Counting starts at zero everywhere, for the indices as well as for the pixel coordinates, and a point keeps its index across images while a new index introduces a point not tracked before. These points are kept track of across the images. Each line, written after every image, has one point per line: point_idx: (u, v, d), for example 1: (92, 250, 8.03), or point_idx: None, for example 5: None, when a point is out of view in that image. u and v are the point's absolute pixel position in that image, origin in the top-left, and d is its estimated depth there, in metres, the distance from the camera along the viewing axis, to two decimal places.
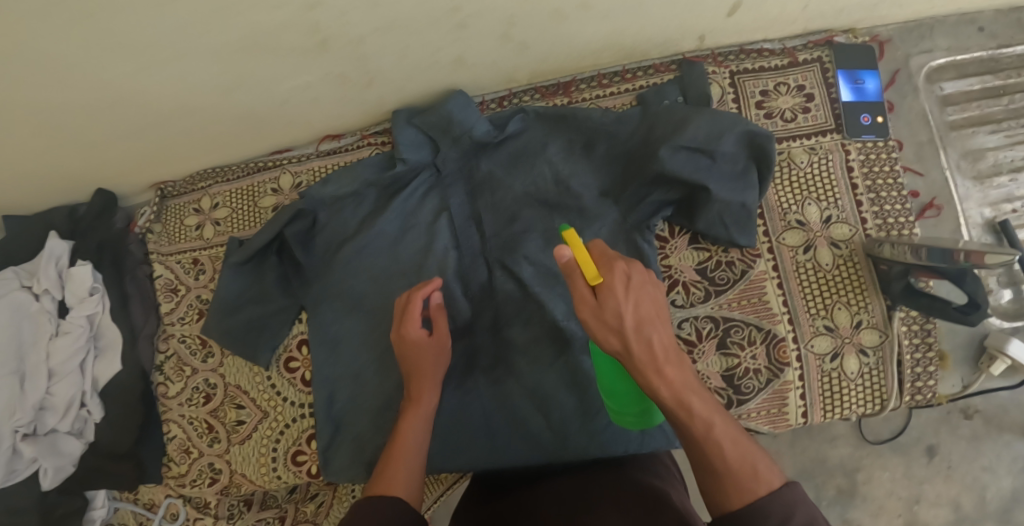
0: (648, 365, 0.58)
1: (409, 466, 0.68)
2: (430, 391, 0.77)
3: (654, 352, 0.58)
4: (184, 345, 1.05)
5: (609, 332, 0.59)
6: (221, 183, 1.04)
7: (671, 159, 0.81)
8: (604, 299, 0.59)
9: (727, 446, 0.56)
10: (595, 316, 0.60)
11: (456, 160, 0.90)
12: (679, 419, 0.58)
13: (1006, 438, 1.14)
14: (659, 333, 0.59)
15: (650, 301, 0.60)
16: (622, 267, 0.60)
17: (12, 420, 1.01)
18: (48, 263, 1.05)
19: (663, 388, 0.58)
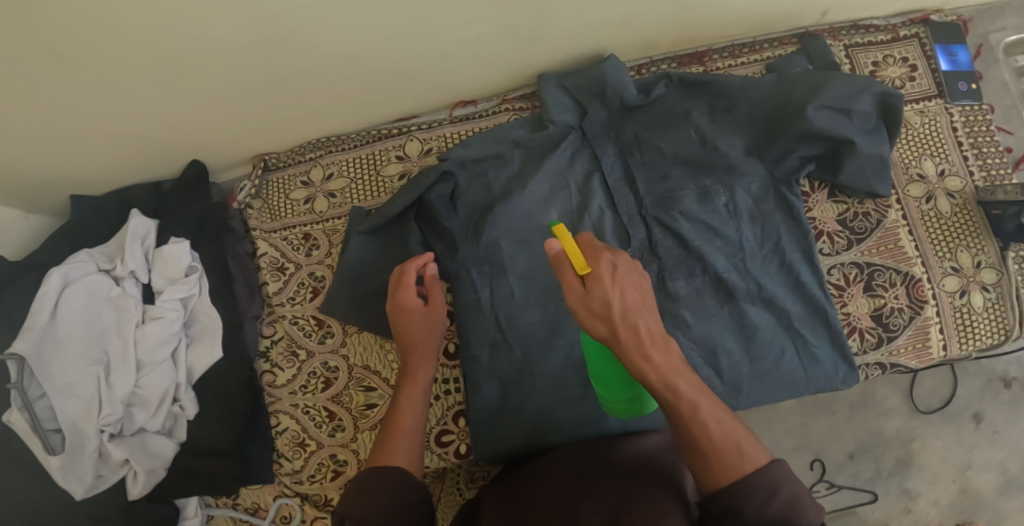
0: (638, 349, 0.60)
1: (409, 437, 0.66)
2: (425, 364, 0.73)
3: (640, 339, 0.60)
4: (297, 327, 0.97)
5: (597, 318, 0.61)
6: (335, 153, 0.99)
7: (816, 116, 0.86)
8: (592, 289, 0.61)
9: (712, 427, 0.58)
10: (583, 306, 0.61)
11: (604, 122, 0.93)
12: (665, 401, 0.59)
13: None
14: (646, 320, 0.60)
15: (635, 291, 0.61)
16: (611, 259, 0.61)
17: (98, 418, 0.89)
18: (134, 243, 0.95)
19: (651, 371, 0.59)
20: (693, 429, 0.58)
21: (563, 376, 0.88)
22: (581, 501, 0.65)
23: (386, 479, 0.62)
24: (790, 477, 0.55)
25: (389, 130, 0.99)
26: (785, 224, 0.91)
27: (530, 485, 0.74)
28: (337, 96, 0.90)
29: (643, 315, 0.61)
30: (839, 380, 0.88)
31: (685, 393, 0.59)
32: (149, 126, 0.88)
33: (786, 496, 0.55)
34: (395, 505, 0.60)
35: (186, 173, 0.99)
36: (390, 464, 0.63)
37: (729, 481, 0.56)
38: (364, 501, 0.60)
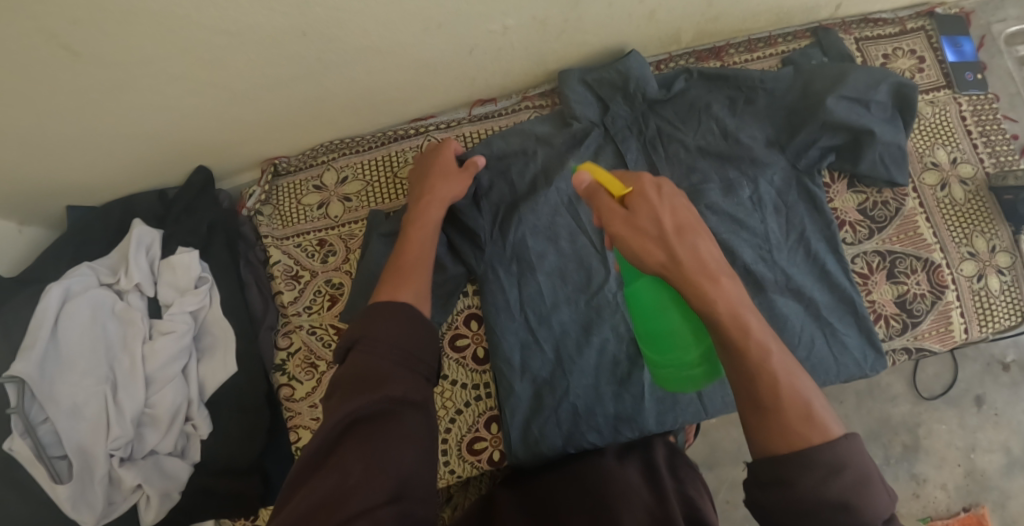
0: (696, 270, 0.59)
1: (419, 275, 0.71)
2: (437, 209, 0.79)
3: (701, 262, 0.60)
4: (315, 337, 0.93)
5: (650, 239, 0.61)
6: (350, 155, 0.96)
7: (836, 107, 0.88)
8: (637, 208, 0.62)
9: (782, 376, 0.56)
10: (630, 226, 0.61)
11: (627, 118, 0.93)
12: (734, 339, 0.57)
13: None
14: (700, 239, 0.61)
15: (685, 211, 0.63)
16: (653, 178, 0.64)
17: (107, 442, 0.84)
18: (139, 254, 0.91)
19: (717, 296, 0.58)
20: (757, 372, 0.56)
21: (598, 375, 0.87)
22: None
23: (399, 308, 0.63)
24: (860, 454, 0.52)
25: (406, 130, 0.96)
26: (808, 215, 0.91)
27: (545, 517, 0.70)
28: (356, 92, 0.88)
29: (699, 238, 0.62)
30: (868, 366, 0.89)
31: (750, 323, 0.58)
32: (158, 125, 0.84)
33: (852, 475, 0.52)
34: (411, 338, 0.61)
35: (193, 179, 0.95)
36: (398, 293, 0.66)
37: (789, 444, 0.54)
38: (379, 324, 0.61)
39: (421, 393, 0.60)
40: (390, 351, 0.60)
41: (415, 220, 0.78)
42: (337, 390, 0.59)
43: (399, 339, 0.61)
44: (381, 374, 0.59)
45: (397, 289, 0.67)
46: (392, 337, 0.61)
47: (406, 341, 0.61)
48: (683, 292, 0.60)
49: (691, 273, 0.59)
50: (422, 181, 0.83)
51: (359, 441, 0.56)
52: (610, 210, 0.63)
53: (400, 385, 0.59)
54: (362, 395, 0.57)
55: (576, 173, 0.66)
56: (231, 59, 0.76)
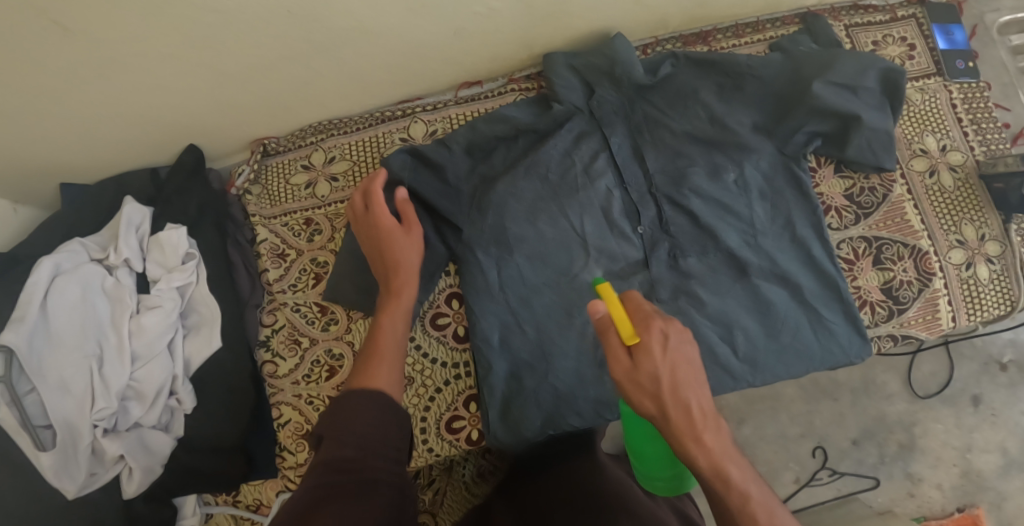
0: (687, 428, 0.62)
1: (392, 360, 0.70)
2: (409, 284, 0.81)
3: (694, 420, 0.62)
4: (299, 314, 0.94)
5: (646, 395, 0.63)
6: (338, 136, 0.97)
7: (824, 92, 0.88)
8: (639, 363, 0.62)
9: (761, 520, 0.61)
10: (630, 381, 0.63)
11: (614, 102, 0.91)
12: (717, 489, 0.63)
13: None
14: (696, 397, 0.62)
15: (687, 362, 0.63)
16: (661, 327, 0.63)
17: (91, 413, 0.85)
18: (129, 231, 0.92)
19: (701, 455, 0.62)
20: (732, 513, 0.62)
21: (580, 357, 0.86)
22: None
23: (374, 397, 0.62)
24: None
25: (393, 112, 0.97)
26: (796, 200, 0.89)
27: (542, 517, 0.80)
28: (345, 73, 0.89)
29: (693, 391, 0.63)
30: (854, 353, 0.87)
31: (730, 474, 0.62)
32: (149, 105, 0.86)
33: None
34: (385, 420, 0.61)
35: (184, 159, 0.95)
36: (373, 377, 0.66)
37: None
38: (346, 417, 0.60)
39: (400, 474, 0.59)
40: (363, 431, 0.59)
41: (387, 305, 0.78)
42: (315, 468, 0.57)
43: (372, 431, 0.59)
44: (358, 457, 0.58)
45: (373, 376, 0.66)
46: (362, 431, 0.59)
47: (379, 433, 0.60)
48: (673, 442, 0.64)
49: (680, 430, 0.62)
50: (385, 257, 0.83)
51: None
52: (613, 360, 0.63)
53: (379, 469, 0.58)
54: (342, 476, 0.56)
55: (591, 304, 0.66)
56: (220, 39, 0.77)
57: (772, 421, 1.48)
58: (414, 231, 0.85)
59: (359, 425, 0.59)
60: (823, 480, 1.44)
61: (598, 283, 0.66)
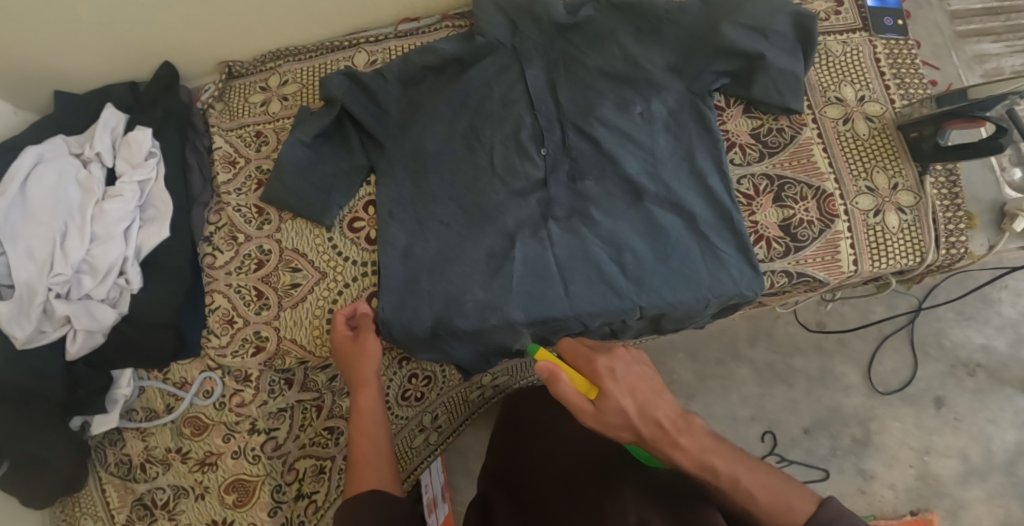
0: (665, 439, 0.72)
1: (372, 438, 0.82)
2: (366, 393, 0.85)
3: (664, 430, 0.72)
4: (239, 214, 1.03)
5: (622, 429, 0.73)
6: (293, 62, 1.09)
7: (732, 32, 0.90)
8: (603, 407, 0.73)
9: (759, 493, 0.70)
10: (600, 421, 0.74)
11: (537, 39, 0.97)
12: (709, 477, 0.72)
13: (1008, 392, 1.50)
14: (662, 411, 0.73)
15: (642, 386, 0.75)
16: (607, 367, 0.75)
17: (48, 277, 0.94)
18: (104, 131, 1.04)
19: (683, 460, 0.72)
20: (735, 498, 0.71)
21: (475, 264, 0.91)
22: (602, 504, 0.74)
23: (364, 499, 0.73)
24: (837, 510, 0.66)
25: (342, 42, 1.07)
26: (698, 134, 0.92)
27: (552, 501, 0.81)
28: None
29: (659, 407, 0.74)
30: (743, 285, 0.87)
31: (710, 464, 0.71)
32: (122, 13, 0.98)
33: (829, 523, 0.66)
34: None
35: (160, 74, 1.08)
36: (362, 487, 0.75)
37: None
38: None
39: None
40: None
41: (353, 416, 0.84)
42: None
43: None
44: None
45: (361, 479, 0.76)
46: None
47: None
48: (659, 455, 0.73)
49: (661, 443, 0.72)
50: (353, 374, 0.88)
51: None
52: (586, 411, 0.73)
53: None
54: None
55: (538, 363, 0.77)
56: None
57: (722, 401, 1.52)
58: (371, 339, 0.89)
59: None
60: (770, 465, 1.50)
61: (536, 348, 0.78)
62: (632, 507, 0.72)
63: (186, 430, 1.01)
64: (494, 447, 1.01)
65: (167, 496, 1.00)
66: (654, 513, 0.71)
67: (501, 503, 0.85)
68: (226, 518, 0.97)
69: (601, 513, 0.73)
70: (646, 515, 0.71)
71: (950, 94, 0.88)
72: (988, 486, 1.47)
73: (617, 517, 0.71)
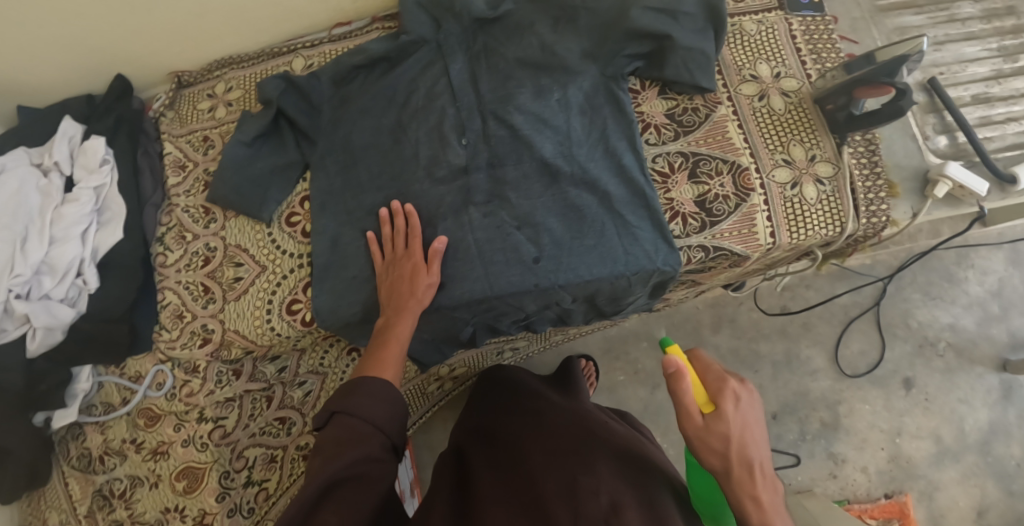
0: (749, 486, 0.68)
1: (397, 350, 0.86)
2: (404, 323, 0.88)
3: (753, 474, 0.68)
4: (187, 215, 1.09)
5: (718, 457, 0.69)
6: (237, 69, 1.14)
7: (640, 16, 0.93)
8: (713, 426, 0.68)
9: None
10: (700, 437, 0.69)
11: (458, 35, 1.02)
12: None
13: (979, 371, 1.52)
14: (760, 455, 0.69)
15: (754, 426, 0.70)
16: (735, 391, 0.70)
17: (9, 278, 0.98)
18: (61, 140, 1.09)
19: (750, 517, 0.68)
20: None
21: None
22: (576, 479, 0.75)
23: (382, 387, 0.78)
24: None
25: (281, 48, 1.13)
26: (613, 117, 0.96)
27: (528, 462, 0.82)
28: (233, 8, 1.06)
29: (757, 450, 0.70)
30: (659, 260, 0.90)
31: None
32: (77, 30, 1.05)
33: None
34: (385, 407, 0.77)
35: (113, 85, 1.14)
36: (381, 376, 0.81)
37: None
38: (353, 396, 0.77)
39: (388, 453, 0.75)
40: (367, 420, 0.75)
41: (393, 324, 0.88)
42: (325, 451, 0.72)
43: (373, 417, 0.75)
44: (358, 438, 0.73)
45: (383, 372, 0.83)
46: (372, 407, 0.76)
47: (381, 411, 0.76)
48: (728, 496, 0.69)
49: (744, 487, 0.68)
50: (398, 295, 0.90)
51: (337, 505, 0.69)
52: (694, 419, 0.69)
53: (371, 438, 0.74)
54: (344, 452, 0.71)
55: (668, 356, 0.71)
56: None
57: None
58: (434, 273, 0.91)
59: (367, 408, 0.75)
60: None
61: (668, 343, 0.73)
62: (605, 487, 0.74)
63: (141, 421, 1.05)
64: (471, 418, 1.04)
65: (124, 486, 1.04)
66: (626, 504, 0.72)
67: (477, 464, 0.85)
68: (179, 505, 1.00)
69: (574, 485, 0.74)
70: (618, 500, 0.73)
71: (857, 60, 0.90)
72: (962, 467, 1.47)
73: (590, 494, 0.72)
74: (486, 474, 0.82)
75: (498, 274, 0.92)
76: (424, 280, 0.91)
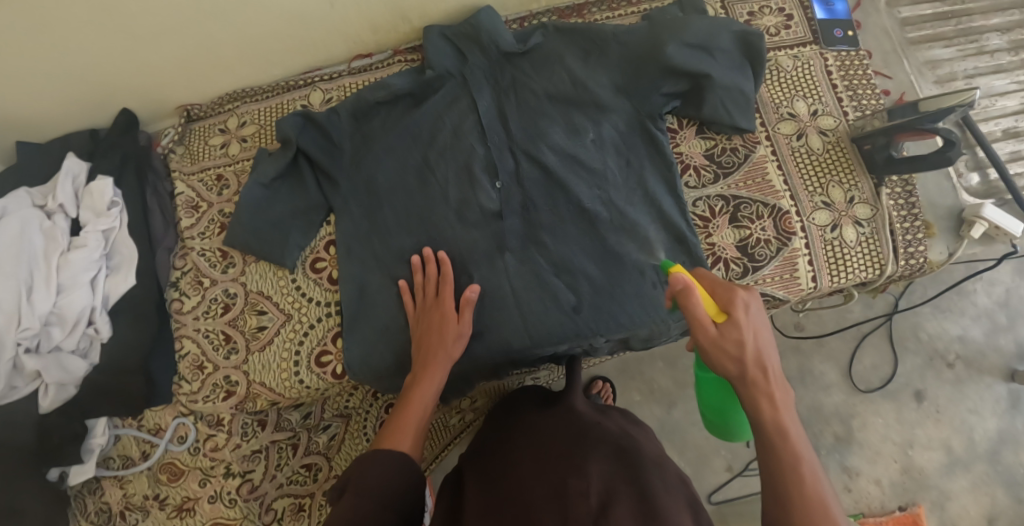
0: (764, 386, 0.67)
1: (419, 412, 0.78)
2: (434, 378, 0.82)
3: (768, 377, 0.67)
4: (204, 258, 1.04)
5: (735, 363, 0.67)
6: (251, 103, 1.10)
7: (678, 53, 0.90)
8: (727, 332, 0.67)
9: (811, 483, 0.62)
10: (715, 344, 0.67)
11: (484, 68, 0.97)
12: (775, 443, 0.65)
13: (987, 381, 1.52)
14: (774, 361, 0.67)
15: (766, 331, 0.69)
16: (745, 298, 0.69)
17: (16, 331, 0.92)
18: (65, 181, 1.03)
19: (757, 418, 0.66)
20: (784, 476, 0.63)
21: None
22: (565, 481, 0.72)
23: (393, 460, 0.70)
24: None
25: (297, 81, 1.09)
26: (649, 157, 0.93)
27: (519, 467, 0.78)
28: (245, 40, 1.00)
29: (770, 356, 0.68)
30: None
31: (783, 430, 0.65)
32: (79, 66, 0.98)
33: None
34: (398, 478, 0.68)
35: (117, 120, 1.08)
36: (396, 444, 0.73)
37: None
38: (366, 468, 0.68)
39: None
40: (377, 493, 0.66)
41: (419, 380, 0.82)
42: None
43: (384, 488, 0.67)
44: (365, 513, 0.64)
45: (400, 437, 0.74)
46: (383, 480, 0.67)
47: (393, 483, 0.68)
48: (743, 401, 0.67)
49: (760, 386, 0.66)
50: (427, 349, 0.85)
51: None
52: (707, 324, 0.67)
53: (378, 514, 0.65)
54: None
55: (673, 274, 0.70)
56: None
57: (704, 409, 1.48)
58: (464, 323, 0.86)
59: (376, 479, 0.67)
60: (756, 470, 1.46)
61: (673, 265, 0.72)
62: (596, 489, 0.71)
63: (163, 476, 1.01)
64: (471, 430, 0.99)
65: None
66: (618, 506, 0.69)
67: (468, 476, 0.81)
68: None
69: (563, 490, 0.71)
70: (609, 499, 0.69)
71: (902, 106, 0.88)
72: (972, 477, 1.47)
73: (579, 496, 0.70)
74: (475, 487, 0.78)
75: (539, 323, 0.89)
76: (454, 329, 0.86)
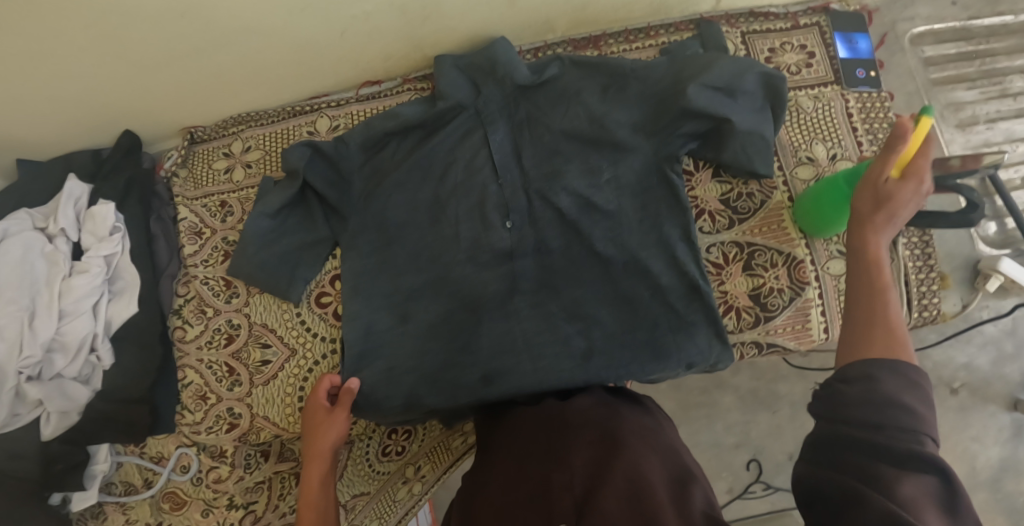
0: (880, 227, 0.70)
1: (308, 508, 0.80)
2: (316, 468, 0.84)
3: (885, 222, 0.69)
4: (207, 287, 1.03)
5: (869, 196, 0.71)
6: (255, 127, 1.08)
7: (698, 96, 0.87)
8: (896, 186, 0.69)
9: (878, 327, 0.63)
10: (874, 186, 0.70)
11: (499, 101, 0.95)
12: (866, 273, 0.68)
13: (990, 409, 1.30)
14: (905, 209, 0.69)
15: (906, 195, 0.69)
16: (922, 172, 0.69)
17: (18, 360, 0.91)
18: (67, 203, 1.00)
19: (858, 279, 0.67)
20: (865, 326, 0.64)
21: (428, 337, 0.91)
22: (549, 476, 0.67)
23: None
24: (923, 498, 0.49)
25: (303, 107, 1.07)
26: (667, 203, 0.90)
27: (501, 475, 0.72)
28: (254, 68, 0.98)
29: (907, 208, 0.70)
30: (713, 358, 0.87)
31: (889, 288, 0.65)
32: (88, 90, 0.96)
33: (910, 491, 0.50)
34: None
35: (122, 141, 1.06)
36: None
37: (869, 354, 0.61)
38: None
39: None
40: None
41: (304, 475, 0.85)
42: None
43: None
44: None
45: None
46: None
47: None
48: (852, 230, 0.72)
49: (876, 223, 0.70)
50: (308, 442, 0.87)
51: None
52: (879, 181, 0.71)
53: None
54: None
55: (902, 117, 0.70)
56: (138, 32, 0.86)
57: (707, 430, 1.33)
58: (340, 410, 0.88)
59: None
60: (756, 494, 1.30)
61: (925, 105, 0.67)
62: (580, 482, 0.65)
63: (166, 506, 1.02)
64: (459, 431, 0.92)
65: None
66: (604, 489, 0.63)
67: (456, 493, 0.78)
68: None
69: (546, 486, 0.66)
70: (592, 486, 0.64)
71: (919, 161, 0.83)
72: (972, 504, 1.28)
73: (562, 492, 0.65)
74: (461, 508, 0.73)
75: (549, 369, 0.87)
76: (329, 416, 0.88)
